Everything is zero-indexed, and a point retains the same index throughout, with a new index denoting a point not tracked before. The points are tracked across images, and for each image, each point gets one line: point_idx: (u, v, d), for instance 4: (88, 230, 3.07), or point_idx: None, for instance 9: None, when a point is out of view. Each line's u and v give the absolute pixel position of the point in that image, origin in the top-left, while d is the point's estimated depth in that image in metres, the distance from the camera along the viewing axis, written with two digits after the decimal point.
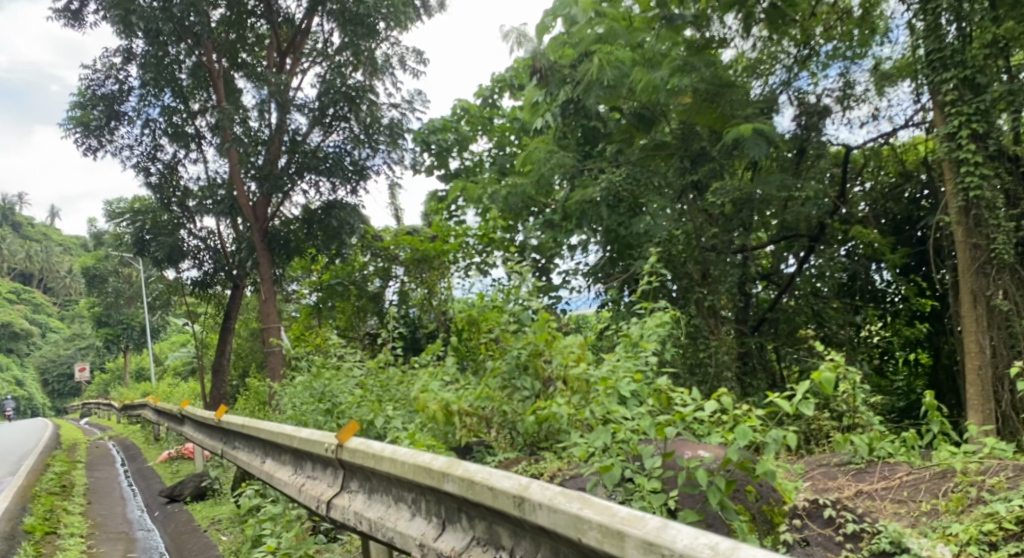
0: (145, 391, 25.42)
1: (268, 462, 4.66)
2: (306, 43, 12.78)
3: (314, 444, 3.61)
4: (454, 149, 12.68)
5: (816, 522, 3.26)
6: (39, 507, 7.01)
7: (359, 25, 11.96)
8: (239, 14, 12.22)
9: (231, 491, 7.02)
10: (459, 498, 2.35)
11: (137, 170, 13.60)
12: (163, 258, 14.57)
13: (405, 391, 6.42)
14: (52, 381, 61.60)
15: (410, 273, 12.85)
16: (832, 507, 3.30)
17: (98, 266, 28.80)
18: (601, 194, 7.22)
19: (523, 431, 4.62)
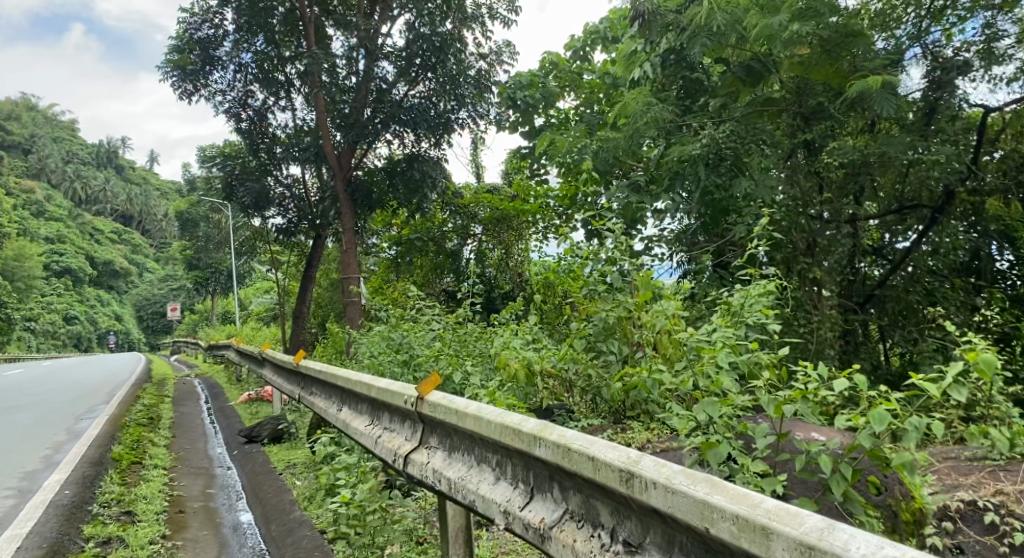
0: (230, 333, 26.51)
1: (346, 411, 4.55)
2: None
3: (393, 395, 3.43)
4: (540, 106, 12.11)
5: (964, 528, 2.88)
6: (126, 436, 7.23)
7: None
8: None
9: (307, 436, 7.08)
10: (551, 465, 2.06)
11: (228, 116, 13.76)
12: (251, 204, 14.85)
13: (483, 347, 6.27)
14: (148, 318, 65.36)
15: (489, 233, 13.33)
16: (995, 510, 2.92)
17: (191, 211, 30.19)
18: (700, 151, 6.73)
19: (610, 396, 4.36)
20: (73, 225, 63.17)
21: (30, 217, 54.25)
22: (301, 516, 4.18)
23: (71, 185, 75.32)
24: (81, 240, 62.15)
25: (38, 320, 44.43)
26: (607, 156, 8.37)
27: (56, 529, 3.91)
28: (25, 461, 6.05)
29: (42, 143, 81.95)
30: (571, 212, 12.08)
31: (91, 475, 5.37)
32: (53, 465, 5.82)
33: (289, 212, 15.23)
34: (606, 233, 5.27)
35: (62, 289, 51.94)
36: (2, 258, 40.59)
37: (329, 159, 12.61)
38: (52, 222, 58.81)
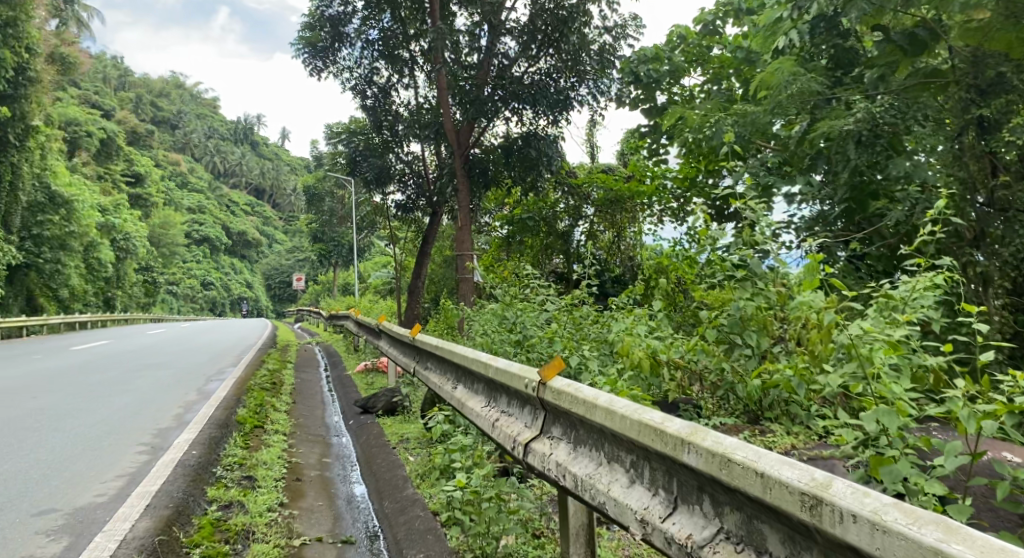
0: (350, 304, 27.49)
1: (462, 389, 4.39)
2: None
3: (512, 377, 3.21)
4: (664, 81, 11.52)
5: None
6: (251, 399, 7.49)
7: None
8: None
9: (420, 411, 7.07)
10: (702, 476, 1.78)
11: (354, 92, 14.04)
12: (373, 179, 15.19)
13: (600, 332, 5.99)
14: (275, 286, 69.30)
15: (602, 214, 13.14)
16: None
17: (318, 186, 31.63)
18: (854, 126, 6.13)
19: (745, 394, 3.97)
20: (213, 198, 67.64)
21: (176, 189, 58.71)
22: (414, 495, 4.06)
23: (211, 159, 80.66)
24: (219, 211, 66.49)
25: (180, 284, 48.05)
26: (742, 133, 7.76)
27: (182, 489, 3.98)
28: (159, 417, 6.36)
29: (188, 120, 88.13)
30: (689, 195, 11.50)
31: (217, 437, 5.53)
32: (184, 423, 6.06)
33: (409, 188, 15.49)
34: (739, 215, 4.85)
35: (202, 256, 55.83)
36: (151, 225, 44.10)
37: (449, 136, 12.65)
38: (194, 194, 63.23)
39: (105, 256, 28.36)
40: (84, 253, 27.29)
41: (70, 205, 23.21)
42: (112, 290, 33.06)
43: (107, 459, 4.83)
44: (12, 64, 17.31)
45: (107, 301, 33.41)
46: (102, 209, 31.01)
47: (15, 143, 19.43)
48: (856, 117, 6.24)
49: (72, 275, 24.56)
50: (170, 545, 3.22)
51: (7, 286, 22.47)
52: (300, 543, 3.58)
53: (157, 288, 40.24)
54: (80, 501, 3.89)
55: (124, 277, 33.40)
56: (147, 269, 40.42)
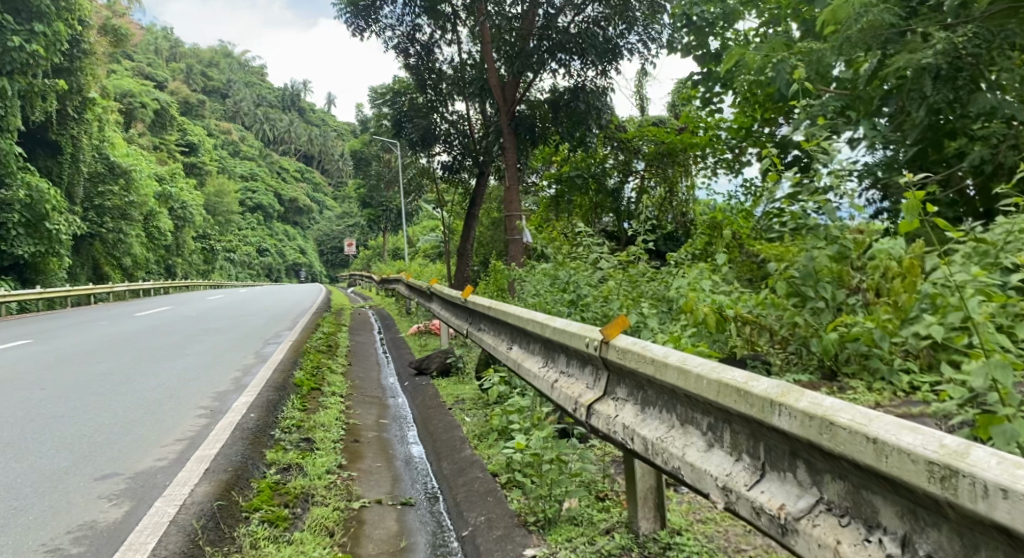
0: (400, 268, 27.64)
1: (517, 349, 4.26)
2: None
3: (571, 336, 3.05)
4: (719, 24, 10.88)
5: None
6: (306, 362, 7.54)
7: None
8: None
9: (474, 373, 7.01)
10: (797, 442, 1.58)
11: (397, 51, 13.76)
12: (419, 139, 15.06)
13: (659, 289, 5.78)
14: (327, 252, 70.43)
15: (652, 168, 13.06)
16: None
17: (364, 151, 31.71)
18: (932, 60, 5.57)
19: (819, 350, 3.75)
20: (264, 165, 68.64)
21: (228, 158, 59.82)
22: (472, 456, 3.98)
23: (261, 128, 81.71)
24: (270, 179, 67.52)
25: (236, 251, 49.20)
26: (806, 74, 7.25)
27: (241, 453, 3.99)
28: (219, 381, 6.43)
29: (237, 89, 89.23)
30: (742, 146, 11.00)
31: (275, 400, 5.55)
32: (242, 387, 6.12)
33: (455, 148, 15.32)
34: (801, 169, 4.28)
35: (256, 223, 56.99)
36: (206, 194, 45.10)
37: (494, 90, 12.25)
38: (246, 163, 64.27)
39: (164, 225, 29.11)
40: (144, 222, 28.05)
41: (128, 174, 23.74)
42: (172, 258, 34.07)
43: (169, 423, 4.89)
44: (66, 37, 17.59)
45: (167, 269, 34.48)
46: (158, 179, 31.77)
47: (74, 116, 19.92)
48: (934, 48, 5.61)
49: (133, 243, 25.29)
50: (230, 510, 3.20)
51: (74, 255, 23.32)
52: (360, 505, 3.53)
53: (214, 256, 41.28)
54: (143, 465, 3.93)
55: (182, 245, 34.31)
56: (205, 237, 41.44)
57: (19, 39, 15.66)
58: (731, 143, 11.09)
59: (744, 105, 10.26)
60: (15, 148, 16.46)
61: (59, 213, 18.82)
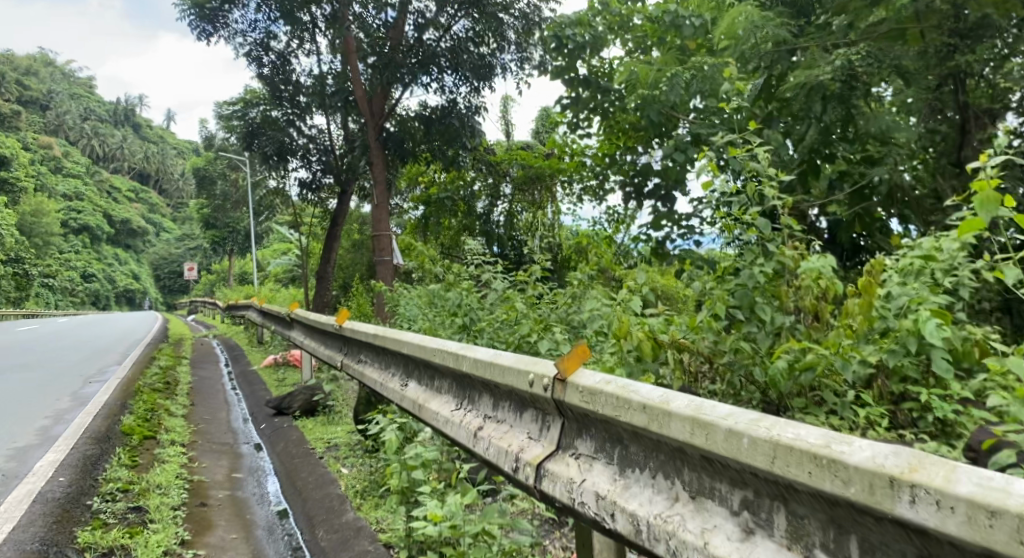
0: (250, 294, 25.66)
1: (415, 387, 3.58)
2: None
3: (505, 371, 2.40)
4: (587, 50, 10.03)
5: None
6: (138, 404, 6.30)
7: None
8: None
9: (348, 412, 6.17)
10: (950, 547, 0.99)
11: (249, 58, 12.65)
12: (273, 154, 13.69)
13: (560, 312, 5.28)
14: (165, 277, 65.15)
15: (521, 194, 12.70)
16: None
17: (209, 169, 29.42)
18: (832, 73, 5.31)
19: (764, 380, 3.22)
20: (90, 183, 62.54)
21: (48, 174, 53.90)
22: (358, 521, 3.19)
23: (88, 142, 74.63)
24: (98, 198, 61.64)
25: (56, 277, 44.05)
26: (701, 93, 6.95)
27: (39, 538, 2.95)
28: (18, 433, 5.13)
29: (60, 99, 81.27)
30: (606, 173, 10.25)
31: (93, 455, 4.41)
32: (50, 440, 4.88)
33: (314, 166, 14.19)
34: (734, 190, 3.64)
35: (80, 245, 51.63)
36: (20, 212, 40.26)
37: (359, 102, 11.41)
38: (69, 180, 58.27)
39: None
40: None
41: None
42: None
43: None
44: None
45: None
46: None
47: None
48: (833, 65, 5.37)
49: None
50: None
51: None
52: None
53: (29, 281, 36.75)
54: None
55: None
56: (18, 261, 36.63)
57: None
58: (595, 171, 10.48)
59: (607, 128, 10.05)
60: None
61: None
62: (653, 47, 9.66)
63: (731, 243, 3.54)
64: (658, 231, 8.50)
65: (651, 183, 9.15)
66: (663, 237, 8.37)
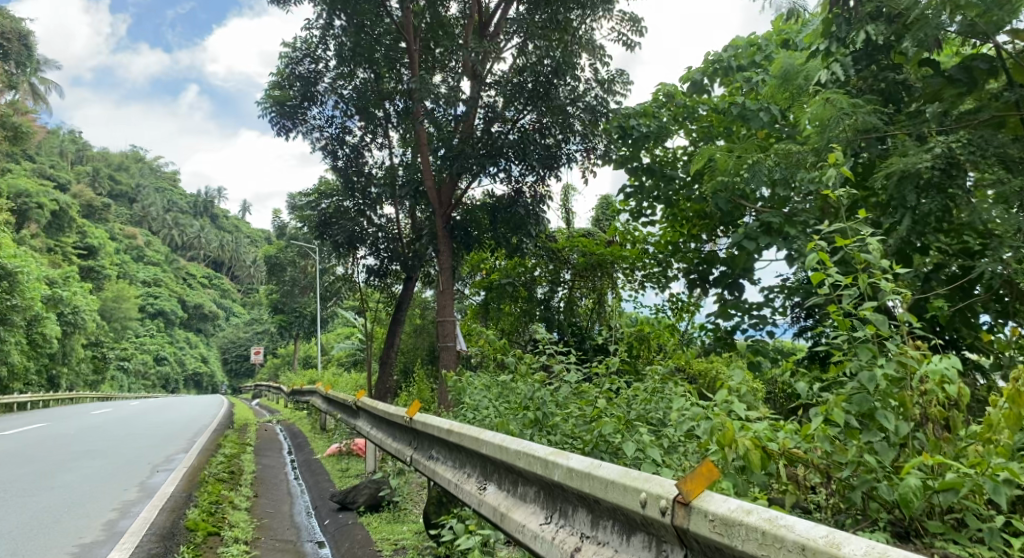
0: (312, 379, 25.77)
1: (495, 491, 3.32)
2: (496, 27, 11.92)
3: (610, 488, 2.17)
4: (649, 140, 9.82)
5: None
6: (204, 496, 6.19)
7: (546, 10, 11.18)
8: (439, 23, 12.10)
9: (415, 510, 5.89)
10: None
11: (325, 153, 13.47)
12: (343, 243, 13.86)
13: (640, 406, 4.98)
14: (232, 361, 66.69)
15: (582, 280, 12.38)
16: None
17: (279, 255, 30.40)
18: (932, 162, 5.01)
19: (892, 498, 2.85)
20: (168, 270, 65.53)
21: (130, 262, 56.77)
22: None
23: (169, 232, 78.72)
24: (174, 285, 64.34)
25: (131, 360, 45.60)
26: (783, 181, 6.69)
27: None
28: (86, 527, 5.05)
29: (146, 192, 86.54)
30: (669, 261, 10.17)
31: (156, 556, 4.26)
32: (115, 536, 4.77)
33: (381, 253, 14.24)
34: (843, 290, 3.32)
35: (155, 330, 53.65)
36: (102, 298, 42.25)
37: (428, 191, 11.60)
38: (149, 269, 61.22)
39: (51, 330, 26.75)
40: (27, 328, 25.64)
41: (13, 277, 22.60)
42: (55, 367, 30.90)
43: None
44: None
45: (49, 379, 31.12)
46: (48, 281, 29.33)
47: None
48: (931, 153, 5.06)
49: (11, 351, 23.43)
50: None
51: None
52: None
53: (106, 364, 38.07)
54: None
55: (70, 353, 31.47)
56: (97, 345, 38.05)
57: None
58: (659, 258, 10.28)
59: (670, 216, 9.84)
60: None
61: None
62: (719, 137, 9.51)
63: (849, 346, 3.21)
64: (727, 320, 8.15)
65: (717, 270, 8.89)
66: (733, 326, 8.04)
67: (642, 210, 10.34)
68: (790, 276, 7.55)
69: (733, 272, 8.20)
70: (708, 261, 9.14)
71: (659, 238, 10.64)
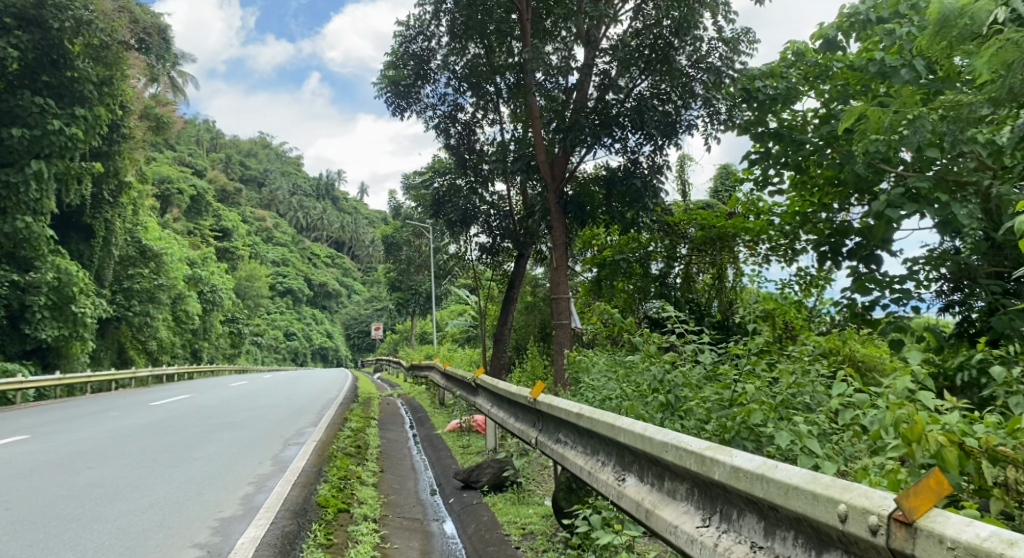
0: (429, 354, 26.33)
1: (636, 484, 3.05)
2: None
3: (797, 498, 1.93)
4: (778, 103, 9.04)
5: None
6: (333, 471, 6.29)
7: None
8: None
9: (539, 493, 5.72)
10: None
11: (438, 130, 13.48)
12: (457, 220, 14.03)
13: (782, 389, 4.53)
14: (353, 336, 69.65)
15: (700, 255, 11.77)
16: None
17: (395, 234, 31.13)
18: None
19: None
20: (295, 251, 69.09)
21: (260, 243, 60.21)
22: None
23: (295, 214, 82.83)
24: (301, 263, 67.72)
25: (265, 335, 48.52)
26: (947, 137, 5.90)
27: None
28: (225, 499, 5.21)
29: (273, 177, 91.36)
30: (797, 233, 9.42)
31: (291, 533, 4.31)
32: (253, 510, 4.87)
33: (494, 230, 14.12)
34: None
35: (284, 306, 56.80)
36: (237, 278, 45.00)
37: (540, 164, 11.29)
38: (278, 249, 64.69)
39: (191, 308, 28.71)
40: (172, 305, 27.63)
41: (158, 258, 24.33)
42: (198, 342, 33.22)
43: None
44: (106, 122, 18.15)
45: (193, 352, 33.50)
46: (189, 262, 31.48)
47: (108, 199, 20.72)
48: None
49: (159, 327, 25.31)
50: None
51: (98, 339, 22.91)
52: None
53: (241, 339, 40.62)
54: None
55: (210, 329, 33.70)
56: (233, 321, 40.60)
57: (59, 123, 16.46)
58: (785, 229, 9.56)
59: (799, 185, 9.06)
60: (47, 232, 17.04)
61: (86, 296, 19.04)
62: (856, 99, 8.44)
63: None
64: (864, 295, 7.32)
65: (852, 241, 8.11)
66: (870, 301, 7.17)
67: (769, 180, 9.61)
68: (938, 245, 6.71)
69: (869, 242, 7.46)
70: (841, 231, 8.31)
71: (786, 209, 9.94)
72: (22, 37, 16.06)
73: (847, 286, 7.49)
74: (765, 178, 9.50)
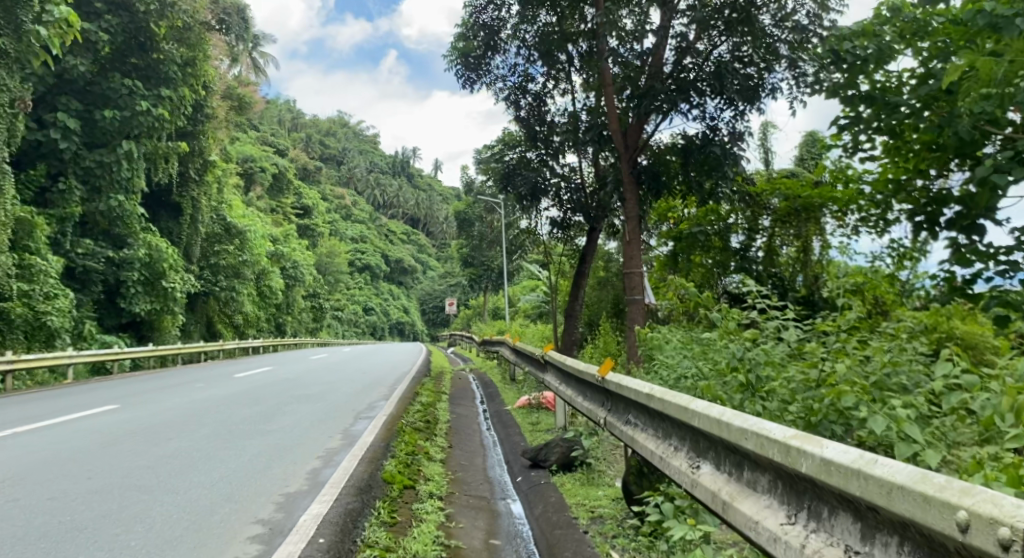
0: (503, 330, 26.34)
1: (712, 472, 2.80)
2: None
3: (906, 499, 1.65)
4: (872, 64, 8.28)
5: None
6: (400, 447, 6.24)
7: None
8: None
9: (610, 474, 5.49)
10: None
11: (508, 103, 13.23)
12: (526, 195, 13.63)
13: (877, 368, 4.14)
14: (429, 311, 70.70)
15: (783, 227, 11.19)
16: None
17: (468, 210, 31.19)
18: None
19: None
20: (372, 227, 70.50)
21: (339, 221, 61.69)
22: None
23: (372, 191, 84.40)
24: (378, 240, 69.05)
25: (346, 309, 49.77)
26: None
27: None
28: (293, 473, 5.23)
29: (351, 156, 93.26)
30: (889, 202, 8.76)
31: (354, 510, 4.26)
32: (319, 485, 4.86)
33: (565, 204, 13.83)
34: None
35: (363, 283, 58.08)
36: (318, 254, 46.24)
37: (613, 135, 10.74)
38: (356, 226, 66.02)
39: (275, 283, 29.64)
40: (257, 280, 28.58)
41: (244, 235, 25.11)
42: (283, 317, 34.35)
43: (206, 554, 3.64)
44: (190, 101, 18.67)
45: (278, 327, 34.62)
46: (272, 239, 32.47)
47: (194, 177, 21.66)
48: None
49: (245, 302, 26.20)
50: None
51: (189, 313, 23.90)
52: None
53: (323, 314, 41.79)
54: None
55: (293, 304, 34.75)
56: (315, 296, 41.77)
57: (147, 104, 16.99)
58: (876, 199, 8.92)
59: (892, 151, 8.39)
60: (138, 210, 17.74)
61: (176, 271, 19.79)
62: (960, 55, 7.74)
63: None
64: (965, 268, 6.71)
65: (952, 210, 7.47)
66: (971, 275, 6.58)
67: (860, 145, 8.94)
68: None
69: (971, 210, 6.82)
70: (939, 200, 7.71)
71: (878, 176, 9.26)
72: (112, 21, 16.83)
73: (946, 258, 6.88)
74: (855, 144, 8.83)
